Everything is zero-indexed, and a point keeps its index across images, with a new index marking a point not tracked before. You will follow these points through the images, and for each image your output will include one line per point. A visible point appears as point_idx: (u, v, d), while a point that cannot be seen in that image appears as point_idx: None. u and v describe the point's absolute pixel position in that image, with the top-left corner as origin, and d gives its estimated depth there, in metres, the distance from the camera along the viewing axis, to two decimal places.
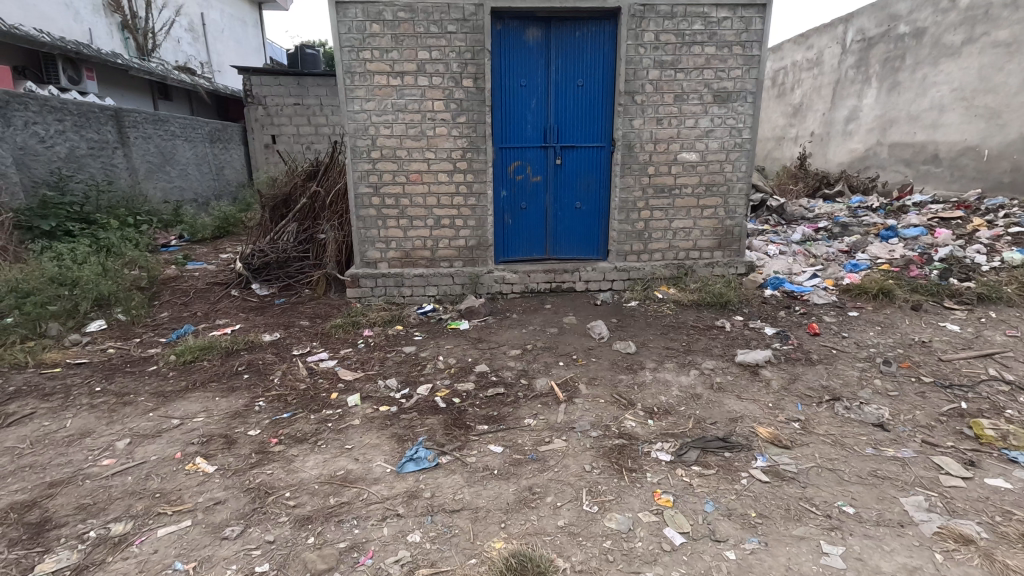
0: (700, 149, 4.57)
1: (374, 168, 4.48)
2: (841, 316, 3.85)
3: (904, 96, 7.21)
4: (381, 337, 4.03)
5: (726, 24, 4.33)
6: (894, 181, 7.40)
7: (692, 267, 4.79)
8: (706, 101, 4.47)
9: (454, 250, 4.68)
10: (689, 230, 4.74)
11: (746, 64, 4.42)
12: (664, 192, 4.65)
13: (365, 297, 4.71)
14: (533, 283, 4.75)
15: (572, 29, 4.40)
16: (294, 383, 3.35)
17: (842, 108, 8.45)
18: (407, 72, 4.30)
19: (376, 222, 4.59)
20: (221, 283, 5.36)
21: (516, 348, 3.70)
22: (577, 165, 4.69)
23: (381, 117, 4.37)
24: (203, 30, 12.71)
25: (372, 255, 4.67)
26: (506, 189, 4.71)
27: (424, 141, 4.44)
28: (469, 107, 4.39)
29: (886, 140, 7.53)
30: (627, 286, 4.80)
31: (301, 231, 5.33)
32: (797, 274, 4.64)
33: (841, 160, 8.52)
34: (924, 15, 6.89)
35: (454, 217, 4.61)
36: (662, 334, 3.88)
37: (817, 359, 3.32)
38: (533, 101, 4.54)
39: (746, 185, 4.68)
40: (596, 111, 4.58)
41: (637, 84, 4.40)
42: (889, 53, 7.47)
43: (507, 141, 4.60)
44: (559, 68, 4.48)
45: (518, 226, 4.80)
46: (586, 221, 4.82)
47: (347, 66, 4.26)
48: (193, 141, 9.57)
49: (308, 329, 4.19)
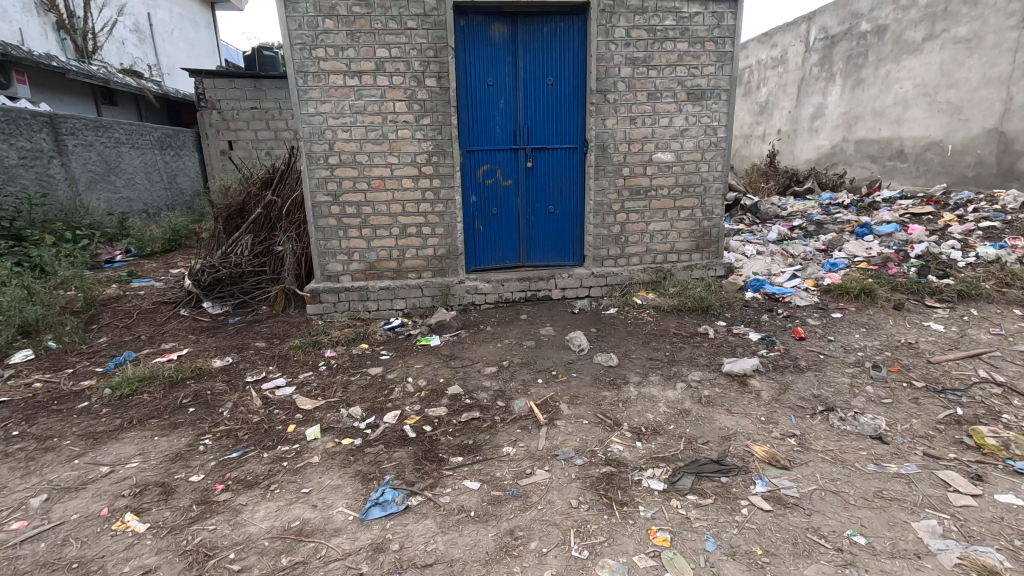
0: (676, 148, 4.42)
1: (332, 175, 4.16)
2: (825, 319, 3.74)
3: (867, 93, 7.28)
4: (345, 358, 3.72)
5: (698, 20, 4.19)
6: (861, 177, 7.46)
7: (670, 270, 4.64)
8: (680, 99, 4.32)
9: (423, 260, 4.40)
10: (666, 233, 4.59)
11: (719, 61, 4.29)
12: (640, 194, 4.48)
13: (327, 313, 4.38)
14: (507, 292, 4.51)
15: (539, 25, 4.19)
16: (245, 415, 3.01)
17: (808, 106, 8.51)
18: (365, 72, 4.00)
19: (336, 233, 4.28)
20: (169, 302, 4.93)
21: (491, 365, 3.45)
22: (549, 167, 4.47)
23: (339, 120, 4.07)
24: (150, 31, 12.02)
25: (333, 268, 4.35)
26: (476, 194, 4.45)
27: (386, 144, 4.15)
28: (433, 108, 4.12)
29: (852, 137, 7.59)
30: (605, 292, 4.61)
31: (256, 243, 4.95)
32: (777, 274, 4.53)
33: (808, 157, 8.58)
34: (885, 12, 6.96)
35: (421, 225, 4.33)
36: (645, 344, 3.69)
37: (806, 365, 3.18)
38: (501, 101, 4.30)
39: (722, 185, 4.55)
40: (567, 111, 4.38)
41: (609, 82, 4.22)
42: (852, 51, 7.54)
43: (475, 143, 4.35)
44: (527, 66, 4.27)
45: (490, 233, 4.56)
46: (561, 226, 4.61)
47: (299, 65, 3.94)
48: (141, 148, 8.99)
49: (264, 351, 3.84)
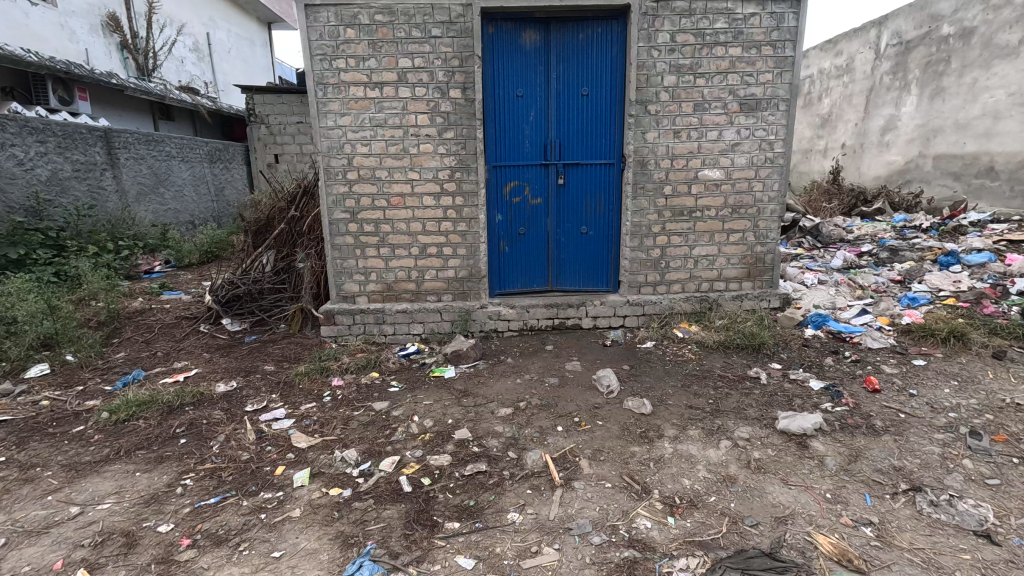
0: (725, 165, 3.95)
1: (350, 191, 3.95)
2: (903, 366, 3.16)
3: (950, 103, 6.51)
4: (352, 388, 3.46)
5: (754, 22, 3.74)
6: (941, 197, 6.65)
7: (717, 300, 4.14)
8: (731, 110, 3.86)
9: (443, 282, 4.11)
10: (713, 258, 4.10)
11: (777, 67, 3.80)
12: (684, 215, 4.03)
13: (342, 336, 4.15)
14: (532, 319, 4.14)
15: (574, 31, 3.85)
16: (235, 452, 2.77)
17: (878, 117, 7.75)
18: (386, 83, 3.78)
19: (353, 251, 4.06)
20: (191, 317, 4.86)
21: (506, 406, 3.08)
22: (583, 184, 4.10)
23: (358, 133, 3.86)
24: (209, 51, 12.58)
25: (349, 288, 4.12)
26: (502, 213, 4.13)
27: (407, 159, 3.90)
28: (457, 121, 3.85)
29: (930, 151, 6.80)
30: (642, 322, 4.16)
31: (279, 259, 4.82)
32: (843, 308, 3.95)
33: (877, 174, 7.79)
34: (972, 13, 6.21)
35: (442, 245, 4.05)
36: (684, 387, 3.23)
37: (883, 427, 2.64)
38: (532, 113, 3.98)
39: (779, 205, 4.03)
40: (604, 124, 4.00)
41: (650, 92, 3.81)
42: (931, 57, 6.79)
43: (502, 158, 4.04)
44: (560, 75, 3.93)
45: (516, 254, 4.22)
46: (594, 249, 4.21)
47: (318, 77, 3.77)
48: (191, 161, 9.25)
49: (270, 376, 3.63)
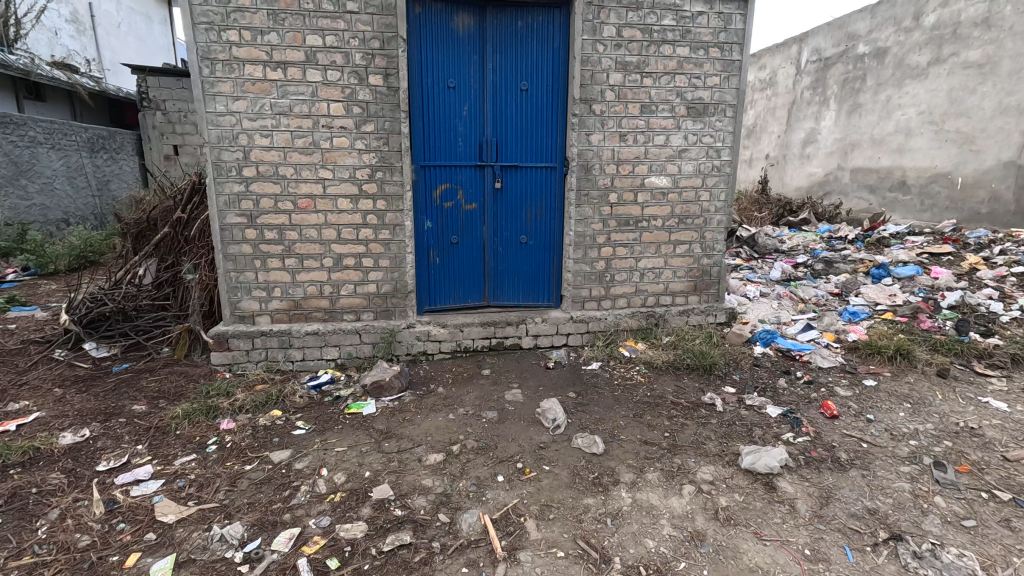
0: (672, 173, 3.71)
1: (246, 190, 3.29)
2: (856, 388, 3.03)
3: (865, 119, 6.81)
4: (245, 433, 2.81)
5: (702, 21, 3.51)
6: (858, 208, 6.96)
7: (663, 316, 3.89)
8: (679, 114, 3.62)
9: (362, 299, 3.55)
10: (659, 271, 3.85)
11: (725, 71, 3.61)
12: (630, 225, 3.74)
13: (238, 364, 3.47)
14: (466, 340, 3.68)
15: (512, 18, 3.45)
16: (69, 535, 2.07)
17: (799, 131, 8.05)
18: (290, 64, 3.17)
19: (251, 263, 3.40)
20: (43, 340, 3.92)
21: (437, 451, 2.60)
22: (522, 189, 3.70)
23: (256, 122, 3.21)
24: (92, 23, 10.99)
25: (247, 306, 3.45)
26: (432, 219, 3.64)
27: (318, 155, 3.31)
28: (378, 112, 3.31)
29: (848, 165, 7.11)
30: (586, 340, 3.83)
31: (161, 269, 4.02)
32: (787, 323, 3.84)
33: (799, 185, 8.10)
34: (885, 34, 6.51)
35: (361, 256, 3.49)
36: (636, 419, 2.91)
37: (848, 461, 2.44)
38: (465, 107, 3.53)
39: (726, 216, 3.85)
40: (545, 123, 3.62)
41: (595, 90, 3.48)
42: (848, 75, 7.11)
43: (431, 157, 3.55)
44: (497, 67, 3.51)
45: (448, 266, 3.74)
46: (535, 260, 3.83)
47: (204, 50, 3.08)
48: (64, 150, 7.86)
49: (138, 421, 2.89)
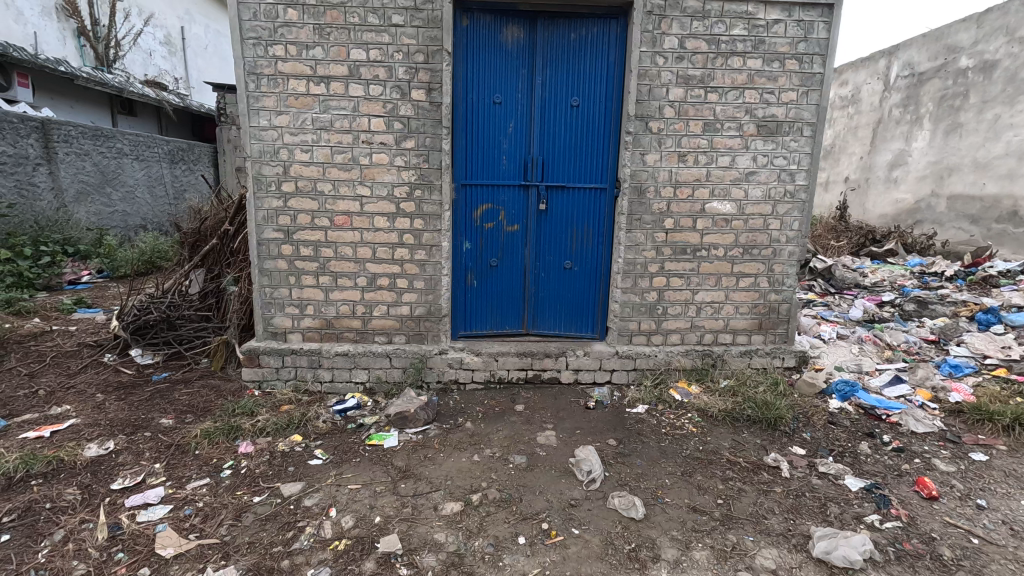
0: (738, 197, 3.33)
1: (285, 206, 3.24)
2: (961, 462, 2.50)
3: (967, 140, 6.04)
4: (262, 458, 2.69)
5: (778, 30, 3.14)
6: (956, 240, 6.17)
7: (722, 356, 3.47)
8: (748, 132, 3.25)
9: (394, 321, 3.40)
10: (719, 306, 3.46)
11: (803, 85, 3.21)
12: (686, 253, 3.38)
13: (267, 381, 3.39)
14: (501, 370, 3.43)
15: (565, 30, 3.23)
16: (66, 561, 1.98)
17: (886, 152, 7.32)
18: (334, 78, 3.10)
19: (286, 279, 3.33)
20: (96, 344, 4.05)
21: (456, 499, 2.35)
22: (569, 211, 3.44)
23: (297, 137, 3.16)
24: (182, 45, 11.91)
25: (280, 323, 3.38)
26: (471, 240, 3.45)
27: (356, 171, 3.21)
28: (420, 128, 3.18)
29: (945, 191, 6.33)
30: (632, 378, 3.47)
31: (207, 279, 4.09)
32: (871, 373, 3.31)
33: (884, 212, 7.34)
34: (994, 46, 5.77)
35: (395, 276, 3.34)
36: (685, 478, 2.54)
37: (953, 561, 1.96)
38: (511, 124, 3.33)
39: (799, 246, 3.40)
40: (596, 141, 3.36)
41: (652, 106, 3.19)
42: (946, 91, 6.37)
43: (473, 175, 3.37)
44: (546, 81, 3.29)
45: (486, 290, 3.52)
46: (579, 288, 3.54)
47: (250, 65, 3.07)
48: (146, 161, 8.41)
49: (162, 436, 2.84)
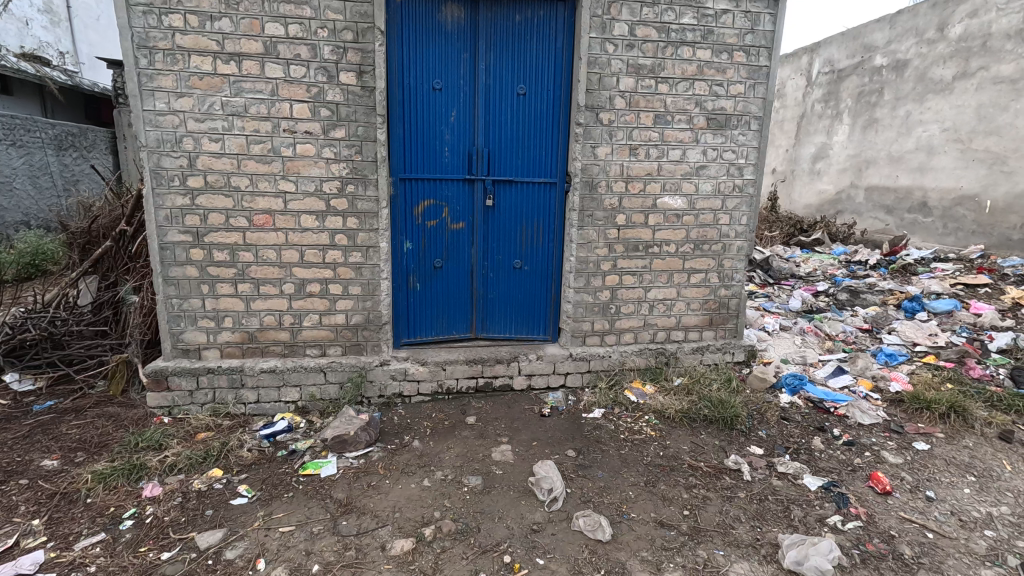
0: (689, 192, 3.25)
1: (192, 204, 2.79)
2: (907, 453, 2.56)
3: (882, 134, 6.43)
4: (173, 502, 2.30)
5: (726, 20, 3.07)
6: (873, 229, 6.59)
7: (675, 354, 3.42)
8: (698, 126, 3.17)
9: (329, 331, 3.05)
10: (671, 303, 3.39)
11: (750, 78, 3.17)
12: (639, 250, 3.27)
13: (179, 406, 2.95)
14: (449, 380, 3.18)
15: (510, 11, 2.99)
16: None
17: (809, 145, 7.70)
18: (246, 56, 2.69)
19: (198, 288, 2.89)
20: None
21: (407, 535, 2.10)
22: (517, 207, 3.23)
23: (204, 123, 2.72)
24: (68, 15, 10.49)
25: (192, 339, 2.94)
26: (412, 239, 3.16)
27: (278, 164, 2.82)
28: (351, 115, 2.83)
29: (863, 182, 6.73)
30: (587, 381, 3.34)
31: (102, 288, 3.52)
32: (815, 365, 3.38)
33: (809, 202, 7.74)
34: (905, 46, 6.14)
35: (327, 281, 3.00)
36: (649, 489, 2.43)
37: (914, 559, 1.96)
38: (453, 112, 3.06)
39: (747, 241, 3.39)
40: (545, 132, 3.16)
41: (603, 97, 3.03)
42: (863, 88, 6.75)
43: (412, 168, 3.07)
44: (491, 67, 3.05)
45: (430, 293, 3.26)
46: (530, 289, 3.36)
47: (141, 37, 2.59)
48: (26, 147, 7.29)
49: (43, 483, 2.36)
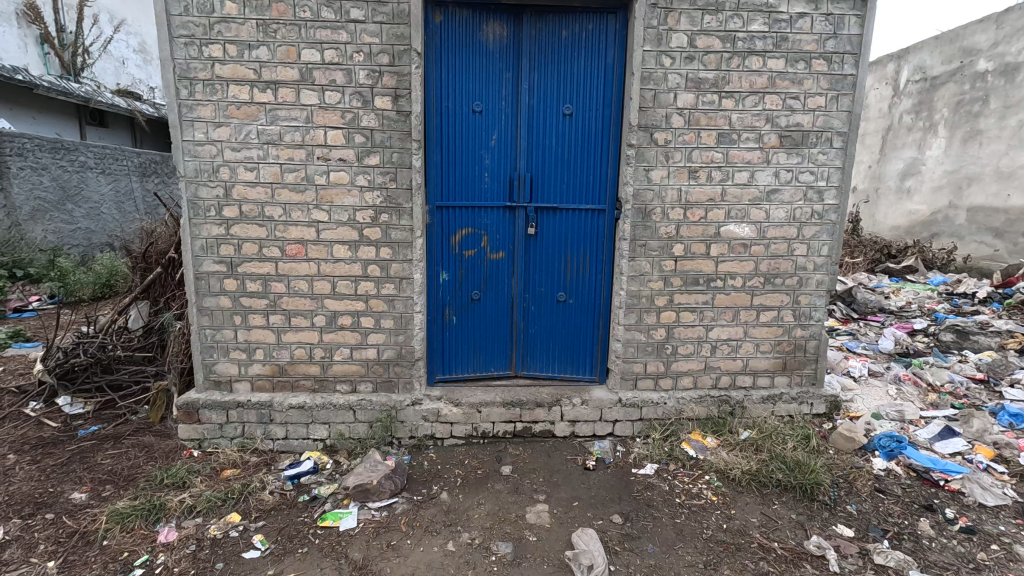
0: (758, 219, 2.86)
1: (227, 234, 2.74)
2: None
3: (988, 148, 5.65)
4: (185, 550, 2.17)
5: (803, 25, 2.70)
6: (978, 255, 5.76)
7: (741, 403, 2.99)
8: (769, 144, 2.79)
9: (360, 366, 2.90)
10: (737, 343, 2.98)
11: (833, 89, 2.76)
12: (699, 284, 2.91)
13: (209, 440, 2.88)
14: (484, 423, 2.93)
15: (556, 27, 2.77)
16: None
17: (897, 160, 6.95)
18: (282, 83, 2.63)
19: (230, 319, 2.83)
20: (16, 389, 3.47)
21: None
22: (562, 235, 2.96)
23: (240, 153, 2.67)
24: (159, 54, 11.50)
25: (224, 371, 2.87)
26: (449, 270, 2.96)
27: (311, 193, 2.72)
28: (386, 142, 2.70)
29: (964, 202, 5.94)
30: (638, 430, 2.98)
31: (152, 313, 3.60)
32: (916, 423, 2.84)
33: (897, 224, 6.95)
34: (1016, 47, 5.38)
35: (359, 314, 2.85)
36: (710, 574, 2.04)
37: None
38: (493, 136, 2.86)
39: (828, 274, 2.94)
40: (593, 155, 2.89)
41: (658, 115, 2.73)
42: (963, 96, 6.00)
43: (450, 195, 2.88)
44: (534, 86, 2.83)
45: (467, 328, 3.04)
46: (575, 324, 3.07)
47: (182, 69, 2.59)
48: (114, 174, 7.87)
49: (66, 520, 2.32)
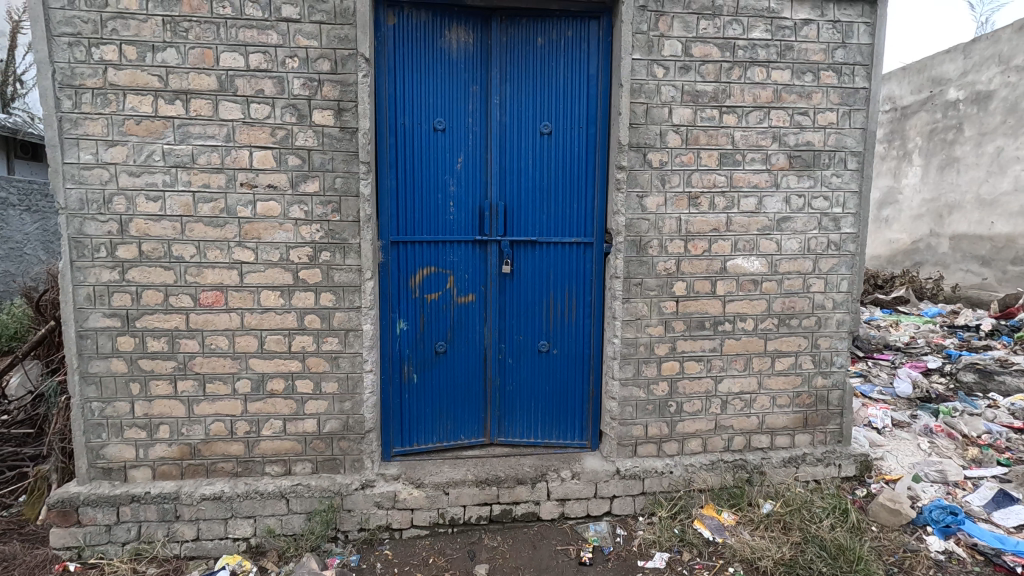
0: (769, 251, 2.47)
1: (122, 280, 2.17)
2: None
3: (966, 175, 5.56)
4: None
5: (809, 33, 2.38)
6: (966, 284, 5.58)
7: (760, 468, 2.51)
8: (778, 165, 2.43)
9: (295, 442, 2.31)
10: (751, 397, 2.53)
11: (844, 103, 2.43)
12: (705, 328, 2.47)
13: (92, 547, 2.20)
14: (453, 507, 2.36)
15: (529, 33, 2.39)
16: None
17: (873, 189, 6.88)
18: (195, 94, 2.13)
19: (125, 389, 2.22)
20: None
21: None
22: (542, 272, 2.50)
23: (140, 178, 2.13)
24: None
25: (116, 454, 2.23)
26: (407, 318, 2.45)
27: (232, 227, 2.19)
28: (327, 165, 2.21)
29: (946, 230, 5.81)
30: (640, 507, 2.46)
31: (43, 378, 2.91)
32: (965, 488, 2.41)
33: (878, 253, 6.80)
34: (986, 76, 5.36)
35: (294, 376, 2.28)
36: None
37: None
38: (459, 158, 2.42)
39: (850, 313, 2.55)
40: (576, 180, 2.46)
41: (651, 132, 2.33)
42: (935, 125, 5.97)
43: (408, 228, 2.40)
44: (506, 101, 2.42)
45: (431, 387, 2.50)
46: (560, 380, 2.57)
47: (65, 75, 2.06)
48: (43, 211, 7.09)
49: None
